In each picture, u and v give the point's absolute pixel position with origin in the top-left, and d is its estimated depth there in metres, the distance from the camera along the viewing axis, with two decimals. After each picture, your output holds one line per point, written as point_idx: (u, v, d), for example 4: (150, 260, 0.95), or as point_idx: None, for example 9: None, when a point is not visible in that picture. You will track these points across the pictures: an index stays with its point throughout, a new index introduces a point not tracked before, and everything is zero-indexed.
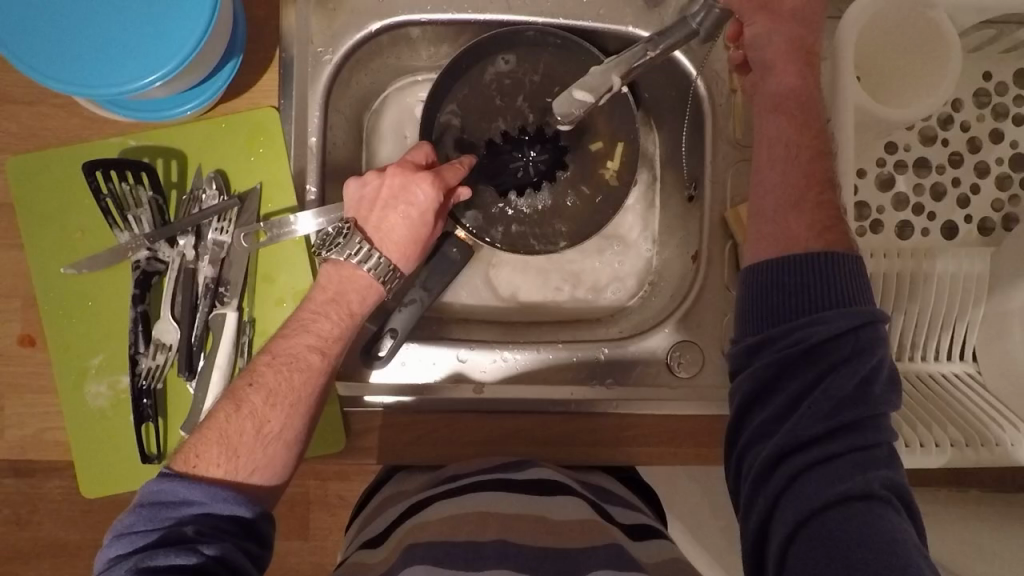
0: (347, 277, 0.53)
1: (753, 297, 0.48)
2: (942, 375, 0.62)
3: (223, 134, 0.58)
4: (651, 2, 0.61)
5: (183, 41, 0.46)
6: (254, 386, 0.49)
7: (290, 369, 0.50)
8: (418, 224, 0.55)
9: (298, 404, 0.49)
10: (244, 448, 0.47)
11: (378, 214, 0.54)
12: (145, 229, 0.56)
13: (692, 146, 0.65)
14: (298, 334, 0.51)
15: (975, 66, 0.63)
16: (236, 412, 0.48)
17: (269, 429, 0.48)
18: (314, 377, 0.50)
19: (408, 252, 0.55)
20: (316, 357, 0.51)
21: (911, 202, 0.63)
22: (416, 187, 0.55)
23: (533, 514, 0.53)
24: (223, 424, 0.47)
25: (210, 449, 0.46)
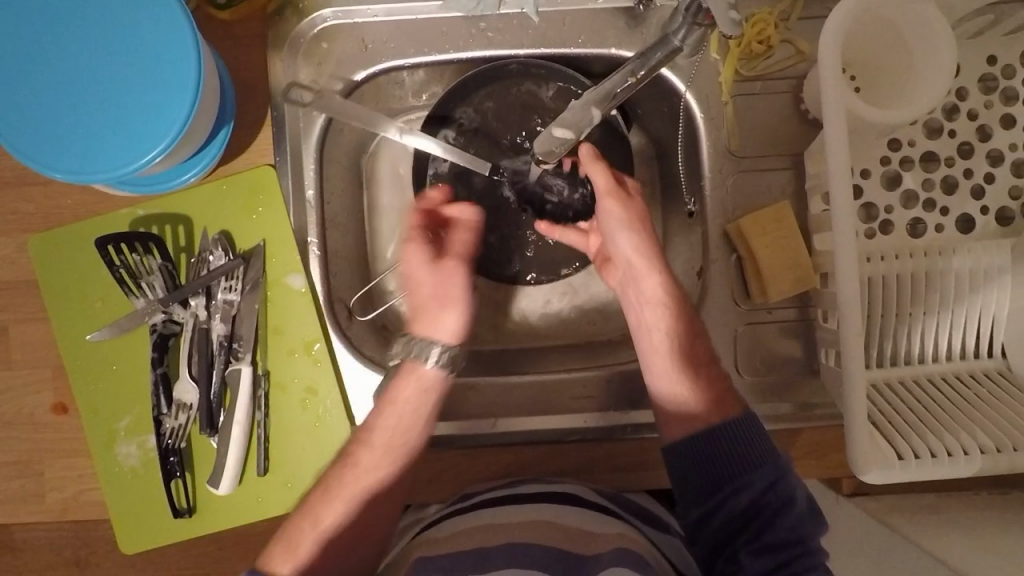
0: (405, 383, 0.58)
1: (683, 475, 0.55)
2: (968, 375, 0.59)
3: (225, 195, 0.60)
4: (633, 22, 0.61)
5: (173, 112, 0.48)
6: (348, 469, 0.56)
7: (350, 469, 0.56)
8: (453, 305, 0.61)
9: (364, 501, 0.55)
10: (312, 546, 0.53)
11: (426, 309, 0.61)
12: (158, 294, 0.59)
13: (688, 162, 0.64)
14: (374, 430, 0.57)
15: (977, 52, 0.60)
16: (307, 513, 0.54)
17: (343, 520, 0.54)
18: (375, 470, 0.56)
19: (455, 330, 0.61)
20: (363, 453, 0.56)
21: (921, 198, 0.61)
22: (412, 268, 0.62)
23: (542, 518, 0.53)
24: (314, 506, 0.55)
25: (285, 542, 0.53)
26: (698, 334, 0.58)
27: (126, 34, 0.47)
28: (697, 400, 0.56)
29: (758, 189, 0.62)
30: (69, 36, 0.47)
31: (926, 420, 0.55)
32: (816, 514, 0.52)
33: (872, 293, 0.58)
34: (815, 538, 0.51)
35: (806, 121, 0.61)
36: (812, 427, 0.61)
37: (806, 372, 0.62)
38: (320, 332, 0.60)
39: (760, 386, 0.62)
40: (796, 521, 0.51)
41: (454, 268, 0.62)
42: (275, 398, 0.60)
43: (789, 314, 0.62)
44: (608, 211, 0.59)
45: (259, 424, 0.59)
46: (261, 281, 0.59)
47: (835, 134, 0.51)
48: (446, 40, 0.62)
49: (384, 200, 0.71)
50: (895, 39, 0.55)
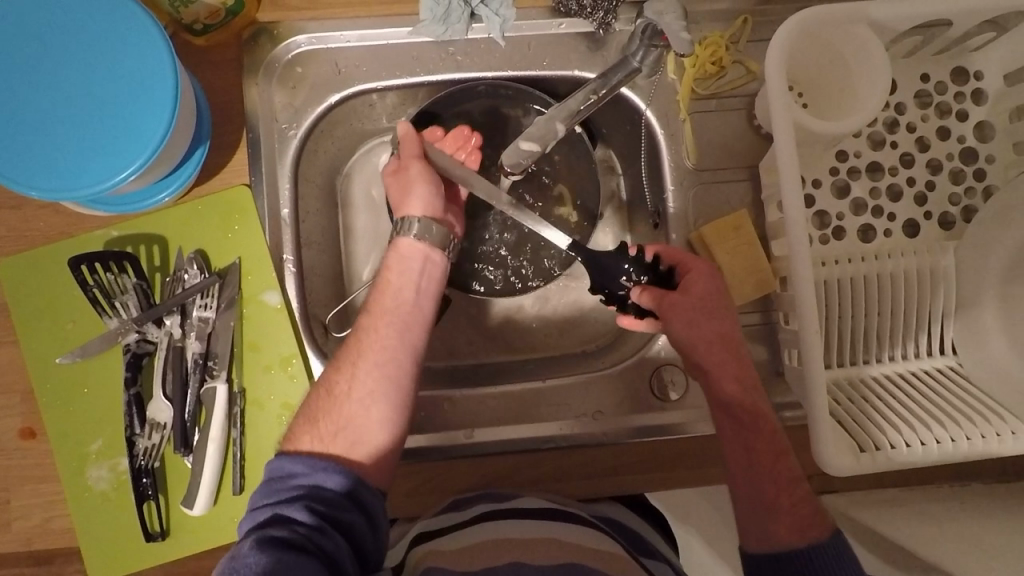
0: (394, 265, 0.58)
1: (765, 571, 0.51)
2: (923, 373, 0.62)
3: (201, 215, 0.61)
4: (594, 45, 0.64)
5: (148, 133, 0.49)
6: (358, 345, 0.54)
7: (358, 335, 0.55)
8: (416, 185, 0.61)
9: (378, 359, 0.54)
10: (331, 415, 0.51)
11: (399, 199, 0.62)
12: (132, 313, 0.59)
13: (651, 176, 0.67)
14: (381, 296, 0.57)
15: (912, 70, 0.65)
16: (324, 386, 0.53)
17: (361, 385, 0.53)
18: (381, 334, 0.55)
19: (426, 207, 0.61)
20: (366, 320, 0.56)
21: (869, 206, 0.65)
22: (388, 175, 0.63)
23: (544, 537, 0.54)
24: (329, 378, 0.53)
25: (303, 416, 0.52)
26: (782, 453, 0.54)
27: (103, 60, 0.49)
28: (777, 521, 0.51)
29: (718, 200, 0.65)
30: (46, 62, 0.49)
31: (886, 415, 0.57)
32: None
33: (828, 296, 0.61)
34: None
35: (759, 135, 0.65)
36: (780, 428, 0.63)
37: (771, 374, 0.64)
38: (296, 347, 0.61)
39: None
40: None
41: (410, 162, 0.61)
42: (251, 416, 0.60)
43: (752, 318, 0.65)
44: (668, 320, 0.56)
45: (234, 442, 0.59)
46: (236, 299, 0.60)
47: (785, 144, 0.54)
48: (417, 64, 0.64)
49: (358, 219, 0.72)
50: (836, 57, 0.59)
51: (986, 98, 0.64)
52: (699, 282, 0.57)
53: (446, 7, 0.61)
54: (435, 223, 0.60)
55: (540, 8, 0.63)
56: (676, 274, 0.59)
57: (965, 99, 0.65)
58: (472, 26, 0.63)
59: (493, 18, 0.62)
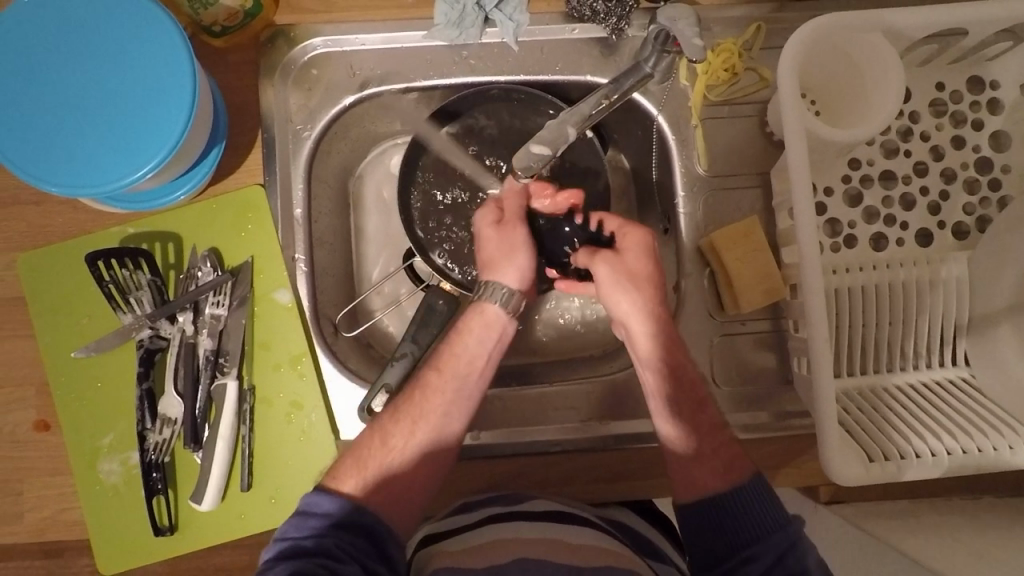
0: (472, 326, 0.59)
1: (695, 537, 0.54)
2: (935, 384, 0.62)
3: (215, 214, 0.62)
4: (607, 51, 0.64)
5: (167, 132, 0.50)
6: (418, 401, 0.56)
7: (422, 390, 0.56)
8: (518, 253, 0.61)
9: (436, 419, 0.55)
10: (381, 464, 0.53)
11: (495, 256, 0.61)
12: (145, 309, 0.60)
13: (662, 182, 0.68)
14: (448, 353, 0.58)
15: (927, 78, 0.64)
16: (379, 430, 0.55)
17: (416, 443, 0.54)
18: (446, 397, 0.56)
19: (518, 278, 0.61)
20: (435, 378, 0.57)
21: (881, 214, 0.64)
22: (485, 228, 0.63)
23: (553, 539, 0.54)
24: (384, 425, 0.55)
25: (353, 456, 0.53)
26: (702, 402, 0.57)
27: (123, 60, 0.50)
28: (701, 469, 0.54)
29: (729, 206, 0.65)
30: (67, 62, 0.49)
31: (897, 426, 0.57)
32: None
33: (839, 304, 0.61)
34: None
35: (771, 142, 0.65)
36: (788, 435, 0.63)
37: (780, 382, 0.64)
38: (306, 345, 0.61)
39: (737, 396, 0.63)
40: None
41: (515, 222, 0.62)
42: (260, 413, 0.61)
43: (762, 325, 0.64)
44: (599, 276, 0.60)
45: (243, 438, 0.60)
46: (249, 297, 0.61)
47: (797, 151, 0.54)
48: (431, 67, 0.65)
49: (370, 221, 0.73)
50: (850, 65, 0.59)
51: (1002, 108, 0.64)
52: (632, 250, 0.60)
53: (461, 12, 0.62)
54: (521, 297, 0.61)
55: (553, 13, 0.64)
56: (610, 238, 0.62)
57: (980, 108, 0.64)
58: (486, 30, 0.64)
59: (506, 23, 0.63)
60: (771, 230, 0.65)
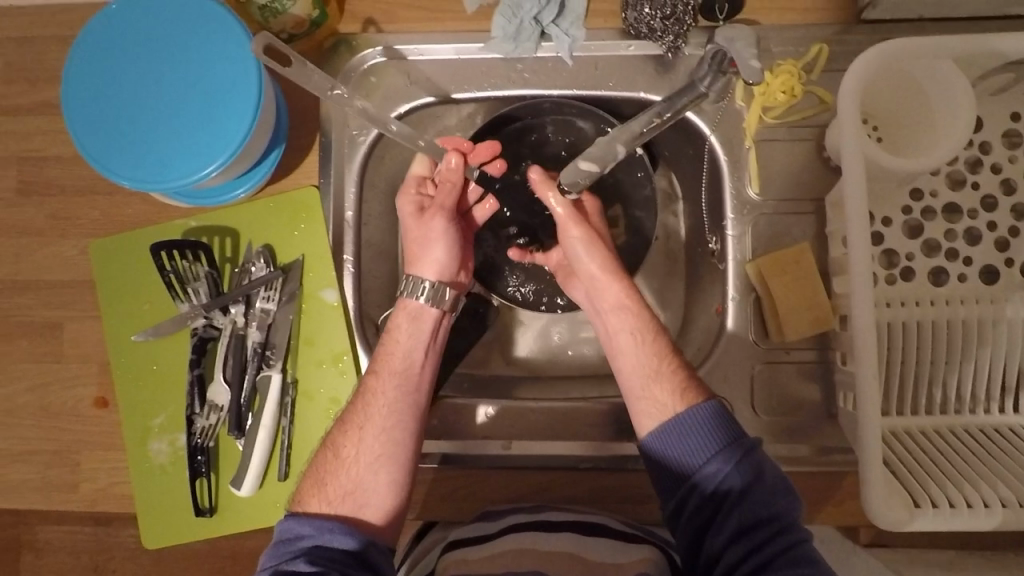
0: (403, 325, 0.60)
1: (655, 467, 0.53)
2: (994, 430, 0.58)
3: (272, 212, 0.64)
4: (662, 69, 0.64)
5: (235, 130, 0.53)
6: (364, 407, 0.57)
7: (363, 398, 0.57)
8: (434, 246, 0.63)
9: (383, 424, 0.56)
10: (337, 476, 0.54)
11: (416, 250, 0.64)
12: (202, 299, 0.63)
13: (711, 203, 0.67)
14: (387, 356, 0.59)
15: (1001, 109, 0.61)
16: (328, 444, 0.56)
17: (367, 448, 0.55)
18: (385, 397, 0.57)
19: (440, 272, 0.63)
20: (372, 380, 0.58)
21: (943, 248, 0.61)
22: (408, 215, 0.64)
23: (568, 551, 0.55)
24: (335, 438, 0.56)
25: (312, 473, 0.55)
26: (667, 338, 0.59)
27: (200, 64, 0.53)
28: (659, 387, 0.55)
29: (778, 230, 0.63)
30: (152, 65, 0.53)
31: (947, 471, 0.54)
32: (787, 486, 0.51)
33: (892, 339, 0.58)
34: (790, 514, 0.50)
35: (827, 168, 0.63)
36: (830, 471, 0.61)
37: (824, 415, 0.62)
38: (348, 343, 0.63)
39: (776, 426, 0.62)
40: (769, 488, 0.50)
41: (434, 212, 0.63)
42: (302, 406, 0.63)
43: (808, 355, 0.62)
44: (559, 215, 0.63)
45: (283, 430, 0.62)
46: (298, 295, 0.63)
47: (850, 178, 0.53)
48: (485, 78, 0.66)
49: None
50: (916, 93, 0.57)
51: None
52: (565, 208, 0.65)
53: (518, 27, 0.63)
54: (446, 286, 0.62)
55: (609, 29, 0.64)
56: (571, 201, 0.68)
57: None
58: (541, 44, 0.64)
59: (562, 38, 0.63)
60: (822, 259, 0.63)
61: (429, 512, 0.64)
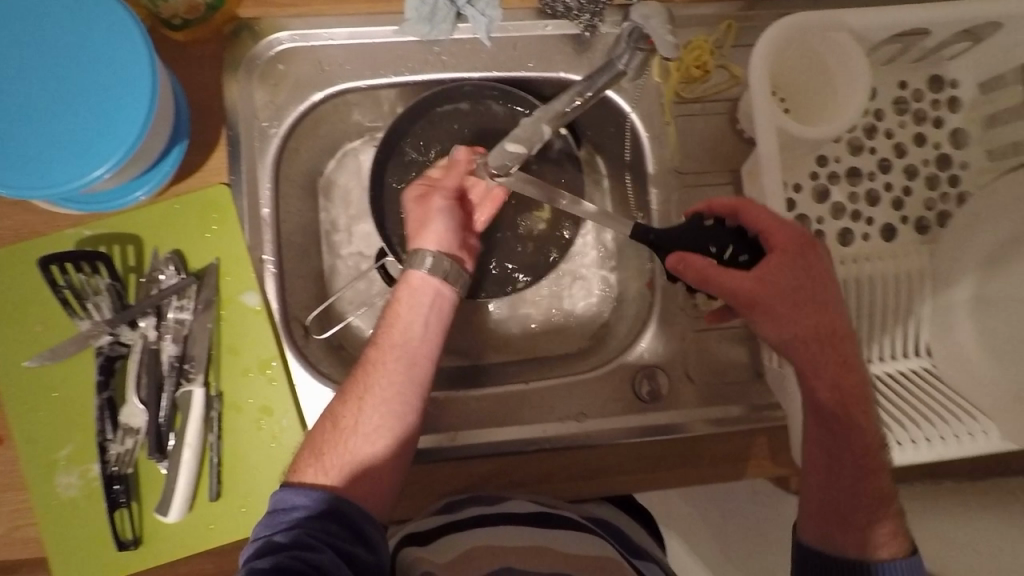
0: (403, 298, 0.57)
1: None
2: (899, 374, 0.62)
3: (177, 214, 0.59)
4: (580, 48, 0.64)
5: (137, 111, 0.48)
6: (366, 380, 0.54)
7: (364, 372, 0.55)
8: (434, 219, 0.61)
9: (382, 395, 0.53)
10: (335, 450, 0.52)
11: (416, 224, 0.61)
12: (105, 314, 0.57)
13: (635, 179, 0.69)
14: (389, 326, 0.56)
15: (890, 77, 0.66)
16: (330, 414, 0.53)
17: (367, 421, 0.53)
18: (391, 370, 0.54)
19: (436, 239, 0.60)
20: (375, 353, 0.55)
21: (848, 210, 0.65)
22: (410, 200, 0.63)
23: (539, 546, 0.54)
24: (334, 409, 0.53)
25: (314, 441, 0.53)
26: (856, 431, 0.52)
27: (80, 52, 0.47)
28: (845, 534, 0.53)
29: (701, 203, 0.65)
30: (20, 52, 0.47)
31: None
32: None
33: None
34: None
35: (741, 139, 0.65)
36: (762, 429, 0.63)
37: (752, 376, 0.65)
38: (276, 349, 0.59)
39: (708, 391, 0.64)
40: None
41: (436, 194, 0.62)
42: (229, 420, 0.58)
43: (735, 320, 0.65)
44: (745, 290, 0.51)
45: (211, 447, 0.58)
46: (215, 301, 0.58)
47: (764, 149, 0.56)
48: (402, 63, 0.64)
49: (339, 217, 0.72)
50: (818, 64, 0.60)
51: (961, 106, 0.66)
52: (741, 276, 0.51)
53: (432, 7, 0.61)
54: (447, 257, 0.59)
55: (526, 8, 0.63)
56: (760, 242, 0.53)
57: (940, 107, 0.66)
58: (458, 26, 0.63)
59: (479, 18, 0.62)
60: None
61: None
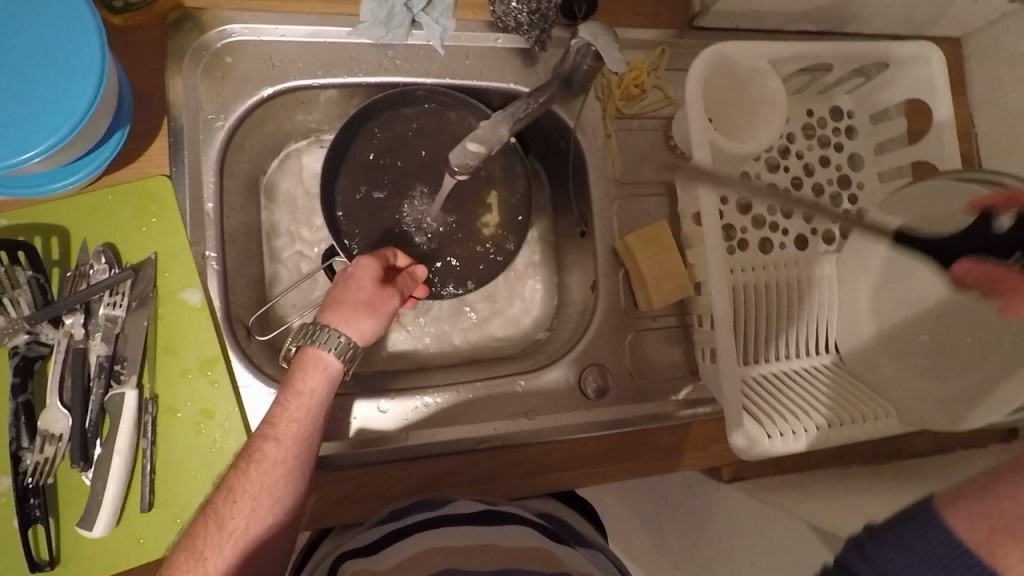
0: (302, 384, 0.53)
1: None
2: (814, 368, 0.69)
3: (111, 206, 0.56)
4: (528, 62, 0.68)
5: (77, 95, 0.45)
6: (255, 471, 0.50)
7: (257, 467, 0.50)
8: (380, 310, 0.57)
9: (274, 489, 0.50)
10: (218, 551, 0.48)
11: (354, 301, 0.56)
12: (23, 311, 0.52)
13: (577, 189, 0.72)
14: (284, 413, 0.51)
15: (799, 105, 0.75)
16: (214, 507, 0.49)
17: (256, 515, 0.49)
18: (287, 465, 0.50)
19: (367, 334, 0.56)
20: (271, 447, 0.50)
21: (767, 221, 0.72)
22: (356, 265, 0.58)
23: (487, 543, 0.55)
24: (219, 504, 0.49)
25: (190, 533, 0.48)
26: None
27: (25, 28, 0.45)
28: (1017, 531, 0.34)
29: (639, 211, 0.70)
30: None
31: (790, 404, 0.64)
32: None
33: (737, 299, 0.67)
34: None
35: (673, 155, 0.71)
36: (697, 423, 0.67)
37: (686, 373, 0.70)
38: (218, 349, 0.57)
39: (647, 388, 0.68)
40: None
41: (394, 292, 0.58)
42: (165, 423, 0.55)
43: (670, 321, 0.70)
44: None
45: (144, 453, 0.54)
46: (152, 296, 0.56)
47: (699, 161, 0.61)
48: (356, 64, 0.64)
49: (281, 218, 0.70)
50: (741, 89, 0.67)
51: (857, 134, 0.76)
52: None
53: (389, 12, 0.62)
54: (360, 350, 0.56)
55: (477, 21, 0.66)
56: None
57: (841, 134, 0.75)
58: (412, 32, 0.64)
59: (433, 26, 0.63)
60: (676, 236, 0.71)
61: (323, 519, 0.60)
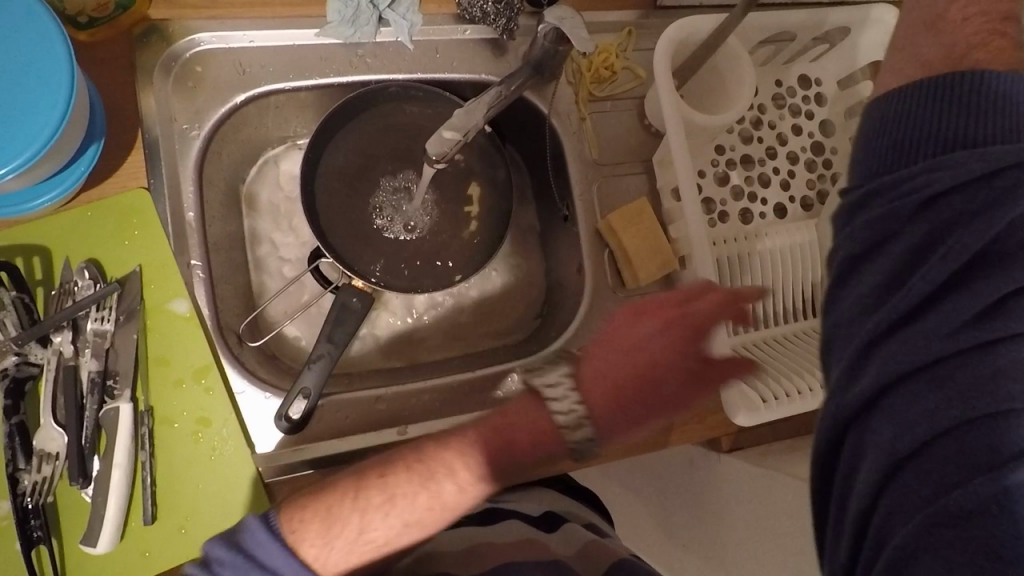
0: (528, 414, 0.51)
1: (894, 123, 0.42)
2: (803, 333, 0.69)
3: (92, 222, 0.56)
4: (498, 51, 0.68)
5: (56, 90, 0.45)
6: (423, 491, 0.49)
7: (427, 487, 0.49)
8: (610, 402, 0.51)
9: (417, 512, 0.49)
10: (345, 534, 0.47)
11: (599, 386, 0.50)
12: (10, 332, 0.52)
13: (557, 175, 0.73)
14: (603, 417, 0.51)
15: (767, 75, 0.75)
16: (349, 503, 0.48)
17: (381, 522, 0.49)
18: (423, 490, 0.50)
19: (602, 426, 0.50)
20: (446, 487, 0.49)
21: (745, 192, 0.73)
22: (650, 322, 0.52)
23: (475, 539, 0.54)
24: (369, 491, 0.49)
25: (309, 516, 0.47)
26: None
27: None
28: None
29: (620, 191, 0.71)
30: None
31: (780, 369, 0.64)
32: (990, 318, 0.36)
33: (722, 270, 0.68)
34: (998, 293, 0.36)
35: (649, 133, 0.72)
36: None
37: None
38: (213, 356, 0.57)
39: None
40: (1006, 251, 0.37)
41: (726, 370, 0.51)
42: (162, 434, 0.55)
43: None
44: None
45: (143, 466, 0.54)
46: (139, 308, 0.55)
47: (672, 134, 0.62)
48: (325, 65, 0.64)
49: (262, 225, 0.70)
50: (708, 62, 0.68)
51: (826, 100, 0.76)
52: None
53: (356, 10, 0.63)
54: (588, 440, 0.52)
55: (444, 14, 0.66)
56: None
57: (810, 101, 0.76)
58: (380, 29, 0.64)
59: (401, 21, 0.64)
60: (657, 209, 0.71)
61: None
